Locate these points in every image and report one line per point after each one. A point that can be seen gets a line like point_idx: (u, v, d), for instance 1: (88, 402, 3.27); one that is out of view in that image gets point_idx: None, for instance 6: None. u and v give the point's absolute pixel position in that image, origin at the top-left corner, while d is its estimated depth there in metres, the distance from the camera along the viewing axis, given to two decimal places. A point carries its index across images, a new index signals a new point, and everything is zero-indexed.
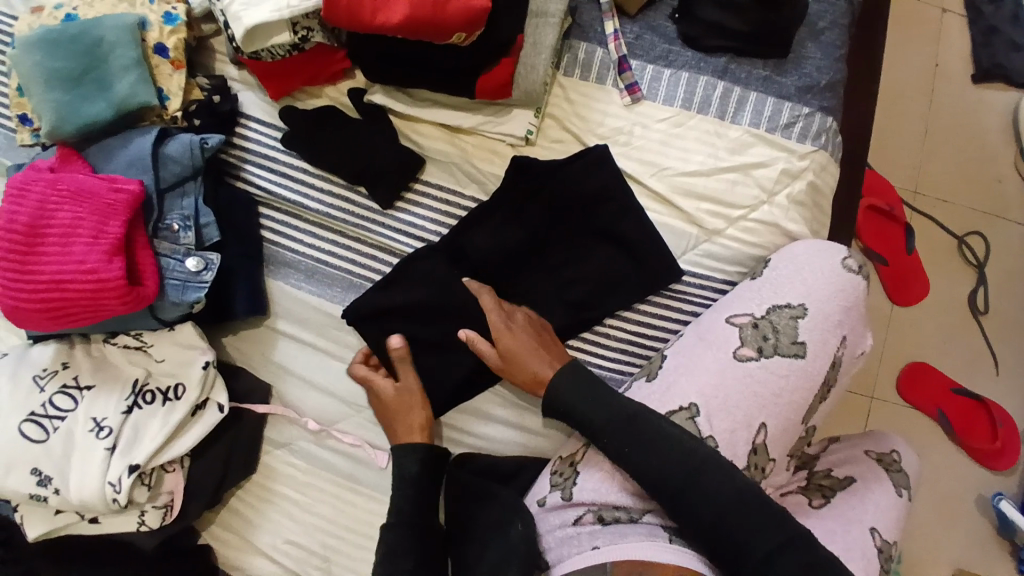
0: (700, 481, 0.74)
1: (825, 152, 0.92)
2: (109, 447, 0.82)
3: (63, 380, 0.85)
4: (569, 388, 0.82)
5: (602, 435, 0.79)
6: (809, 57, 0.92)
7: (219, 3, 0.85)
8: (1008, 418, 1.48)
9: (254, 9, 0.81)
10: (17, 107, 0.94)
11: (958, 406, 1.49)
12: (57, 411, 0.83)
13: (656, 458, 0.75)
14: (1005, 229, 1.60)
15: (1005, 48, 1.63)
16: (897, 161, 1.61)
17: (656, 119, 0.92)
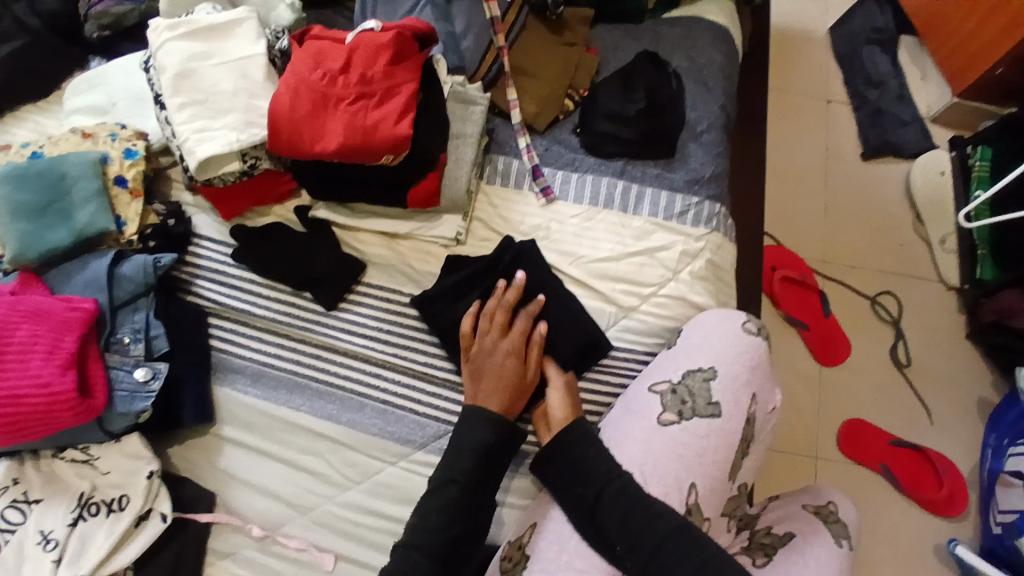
0: (680, 534, 0.81)
1: (718, 233, 1.05)
2: (56, 559, 0.84)
3: (12, 496, 0.87)
4: (573, 444, 0.89)
5: (600, 481, 0.86)
6: (693, 155, 1.09)
7: (175, 139, 0.95)
8: (949, 465, 1.55)
9: (206, 143, 0.92)
10: None
11: (899, 458, 1.56)
12: (6, 525, 0.85)
13: (644, 509, 0.83)
14: (911, 286, 1.76)
15: (891, 124, 1.87)
16: (803, 234, 1.80)
17: (569, 215, 1.05)
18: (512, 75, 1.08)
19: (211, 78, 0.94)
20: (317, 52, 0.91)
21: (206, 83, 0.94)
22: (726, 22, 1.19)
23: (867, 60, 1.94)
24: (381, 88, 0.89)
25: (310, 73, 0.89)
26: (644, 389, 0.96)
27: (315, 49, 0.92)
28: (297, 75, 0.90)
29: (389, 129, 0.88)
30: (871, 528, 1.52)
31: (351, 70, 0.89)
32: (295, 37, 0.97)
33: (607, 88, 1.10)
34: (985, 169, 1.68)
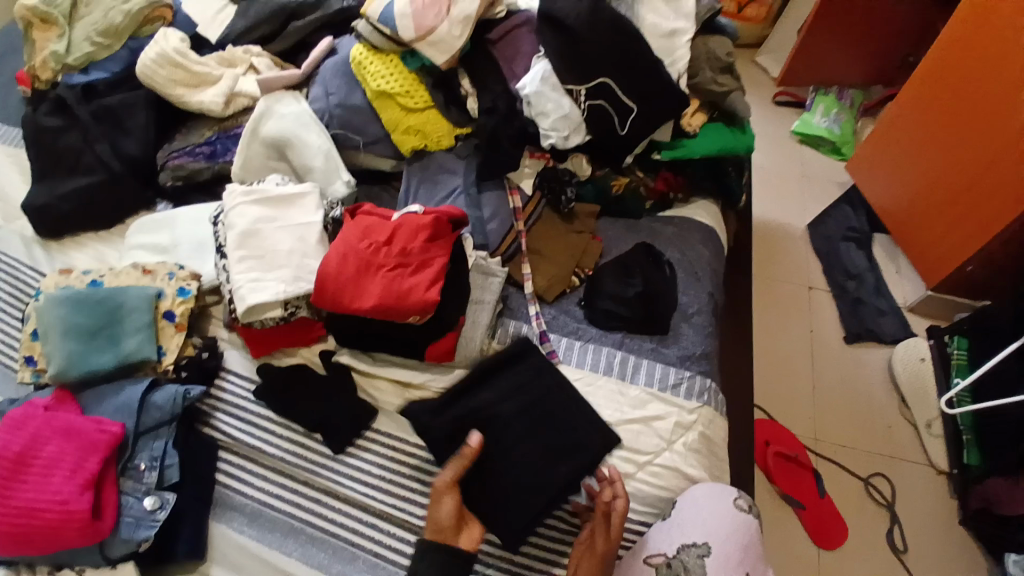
0: None
1: (710, 407, 1.14)
2: None
3: None
4: None
5: None
6: (685, 334, 1.21)
7: (229, 284, 1.08)
8: None
9: (258, 291, 1.04)
10: (28, 350, 1.09)
11: None
12: None
13: None
14: (904, 469, 1.79)
15: (871, 313, 2.04)
16: (794, 411, 1.87)
17: (571, 378, 1.14)
18: (527, 253, 1.23)
19: (273, 237, 1.10)
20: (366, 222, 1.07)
21: (268, 242, 1.09)
22: (713, 223, 1.38)
23: (845, 254, 2.16)
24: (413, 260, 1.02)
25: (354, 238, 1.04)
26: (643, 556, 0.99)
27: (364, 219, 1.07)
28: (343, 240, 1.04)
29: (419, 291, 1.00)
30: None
31: (394, 243, 1.05)
32: (347, 211, 1.15)
33: (609, 272, 1.25)
34: (963, 357, 1.81)
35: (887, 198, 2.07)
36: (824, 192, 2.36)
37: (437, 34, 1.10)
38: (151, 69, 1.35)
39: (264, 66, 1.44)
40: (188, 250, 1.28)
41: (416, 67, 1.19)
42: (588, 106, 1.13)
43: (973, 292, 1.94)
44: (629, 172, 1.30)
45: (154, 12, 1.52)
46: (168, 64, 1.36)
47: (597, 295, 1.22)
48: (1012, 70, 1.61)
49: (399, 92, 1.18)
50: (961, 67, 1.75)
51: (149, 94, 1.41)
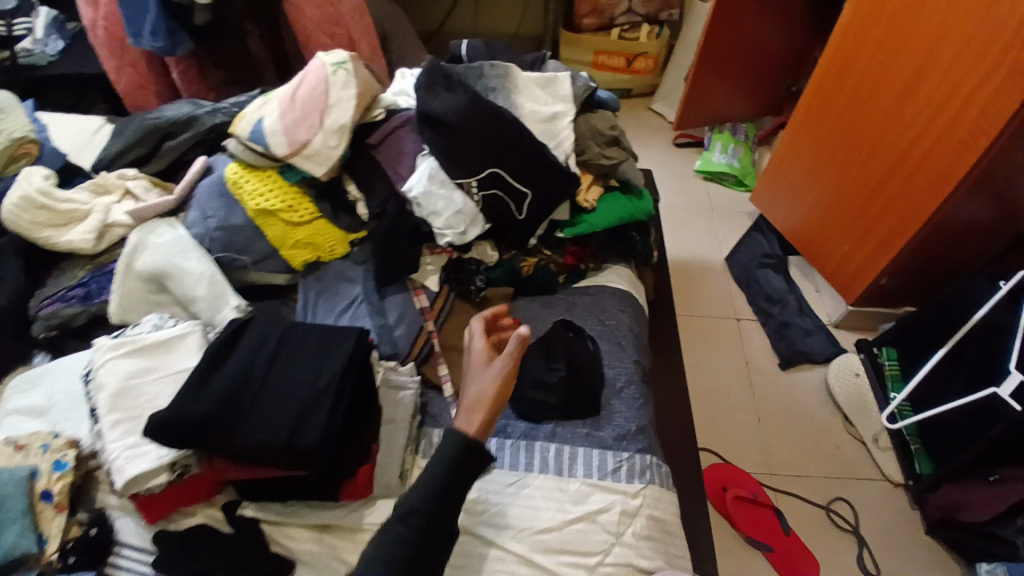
0: None
1: (654, 485, 1.10)
2: None
3: None
4: None
5: None
6: (617, 410, 1.17)
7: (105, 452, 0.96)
8: None
9: (136, 460, 0.93)
10: None
11: None
12: None
13: None
14: (860, 488, 1.77)
15: (800, 335, 2.07)
16: (745, 450, 1.83)
17: (505, 483, 1.07)
18: (442, 352, 1.16)
19: (153, 392, 1.00)
20: (254, 341, 0.97)
21: (145, 398, 0.99)
22: (629, 286, 1.36)
23: (765, 280, 2.20)
24: (304, 388, 0.92)
25: (240, 368, 0.93)
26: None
27: (251, 333, 0.98)
28: (224, 372, 0.93)
29: (317, 429, 0.88)
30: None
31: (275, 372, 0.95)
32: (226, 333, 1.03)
33: (531, 360, 1.19)
34: (895, 367, 1.87)
35: (795, 221, 2.15)
36: (735, 223, 2.43)
37: (311, 147, 1.06)
38: (13, 215, 1.22)
39: (142, 190, 1.34)
40: (69, 410, 1.13)
41: (296, 180, 1.15)
42: (481, 196, 1.11)
43: (889, 303, 2.01)
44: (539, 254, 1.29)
45: (20, 149, 1.40)
46: (32, 208, 1.24)
47: (519, 386, 1.16)
48: (886, 95, 1.72)
49: (281, 209, 1.12)
50: (843, 94, 1.86)
51: (19, 241, 1.30)
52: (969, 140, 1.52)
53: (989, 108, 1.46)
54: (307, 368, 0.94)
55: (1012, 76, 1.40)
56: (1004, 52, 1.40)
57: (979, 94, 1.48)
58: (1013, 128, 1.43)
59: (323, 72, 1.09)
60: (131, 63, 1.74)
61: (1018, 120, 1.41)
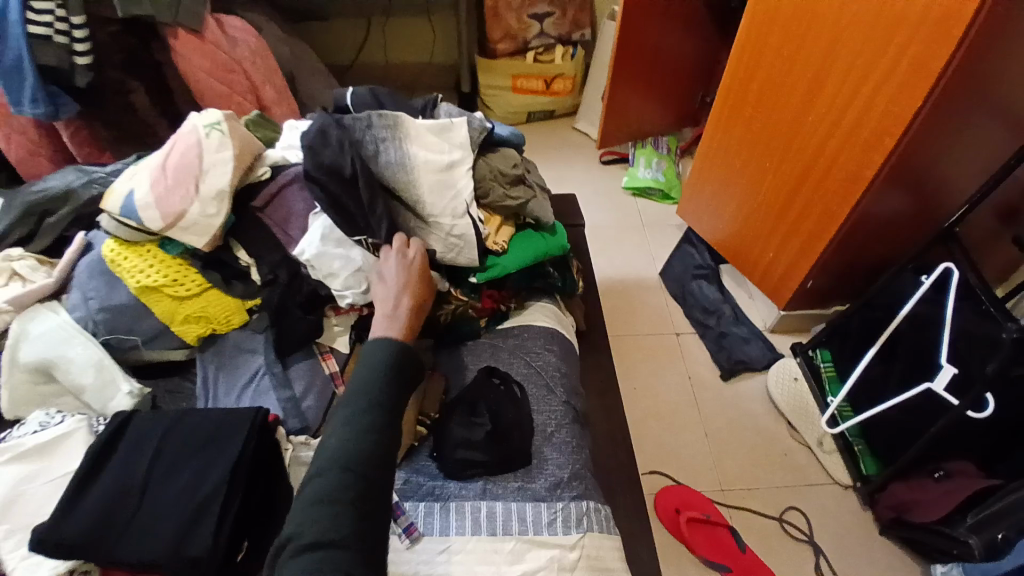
0: None
1: (591, 531, 1.06)
2: None
3: None
4: None
5: None
6: (549, 458, 1.13)
7: None
8: None
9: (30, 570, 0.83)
10: None
11: None
12: None
13: None
14: (810, 493, 1.79)
15: (736, 342, 2.09)
16: (696, 468, 1.82)
17: (438, 551, 1.00)
18: None
19: (37, 501, 0.89)
20: (134, 444, 0.89)
21: (31, 507, 0.88)
22: (555, 322, 1.33)
23: (699, 291, 2.23)
24: (192, 493, 0.83)
25: (118, 477, 0.85)
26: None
27: (130, 438, 0.89)
28: (102, 483, 0.85)
29: (208, 534, 0.81)
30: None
31: None
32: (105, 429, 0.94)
33: (454, 415, 1.14)
34: (831, 369, 1.92)
35: (721, 229, 2.19)
36: (667, 236, 2.45)
37: (187, 218, 1.00)
38: None
39: (28, 270, 1.17)
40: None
41: (177, 252, 1.06)
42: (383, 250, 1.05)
43: (819, 303, 2.05)
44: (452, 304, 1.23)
45: None
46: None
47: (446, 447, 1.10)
48: (791, 100, 1.75)
49: (164, 283, 1.04)
50: (752, 102, 1.89)
51: None
52: (876, 139, 1.55)
53: (890, 107, 1.49)
54: (194, 468, 0.86)
55: (909, 75, 1.43)
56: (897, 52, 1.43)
57: (878, 94, 1.51)
58: (914, 125, 1.46)
59: (195, 135, 1.03)
60: (17, 129, 1.59)
61: (920, 116, 1.45)
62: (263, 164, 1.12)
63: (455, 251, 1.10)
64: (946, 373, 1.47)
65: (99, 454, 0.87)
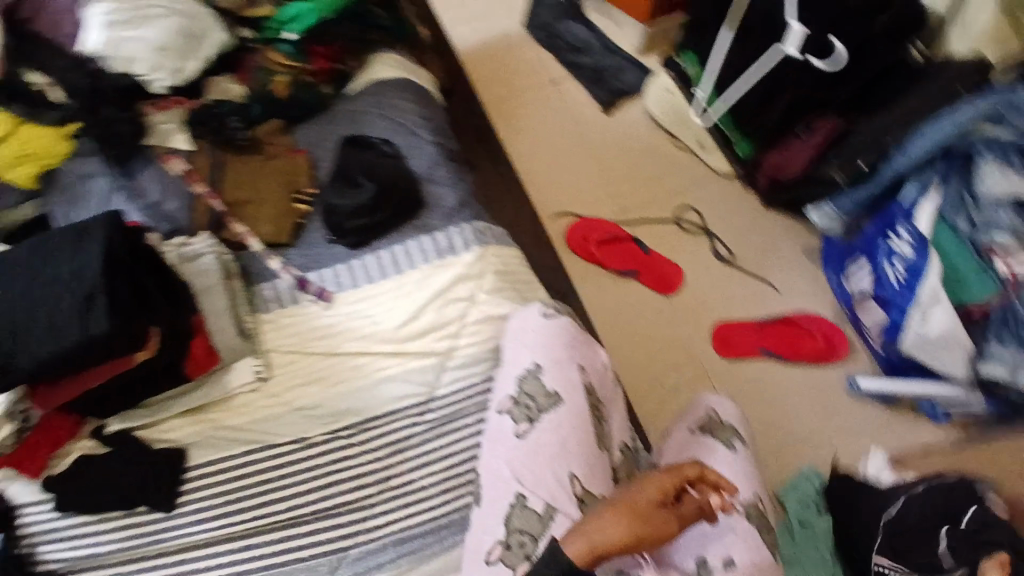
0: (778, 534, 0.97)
1: (483, 244, 1.15)
2: None
3: None
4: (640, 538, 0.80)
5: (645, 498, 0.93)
6: (412, 159, 1.19)
7: None
8: None
9: None
10: None
11: None
12: None
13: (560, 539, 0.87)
14: (702, 187, 1.92)
15: (613, 73, 2.12)
16: (594, 201, 1.90)
17: (352, 303, 1.08)
18: (230, 211, 1.07)
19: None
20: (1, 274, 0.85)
21: None
22: (402, 73, 1.28)
23: (566, 32, 2.18)
24: (53, 300, 0.82)
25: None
26: (562, 473, 0.91)
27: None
28: None
29: (105, 317, 0.81)
30: (768, 425, 1.53)
31: (51, 435, 0.93)
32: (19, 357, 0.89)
33: (329, 186, 1.14)
34: (697, 69, 2.01)
35: None
36: None
37: None
38: None
39: None
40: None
41: None
42: None
43: (671, 11, 2.09)
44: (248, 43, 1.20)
45: None
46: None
47: (338, 220, 1.11)
48: None
49: None
50: None
51: None
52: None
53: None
54: (68, 271, 0.83)
55: None
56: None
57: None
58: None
59: None
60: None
61: None
62: (148, 85, 1.08)
63: (371, 67, 1.27)
64: (798, 33, 1.59)
65: None
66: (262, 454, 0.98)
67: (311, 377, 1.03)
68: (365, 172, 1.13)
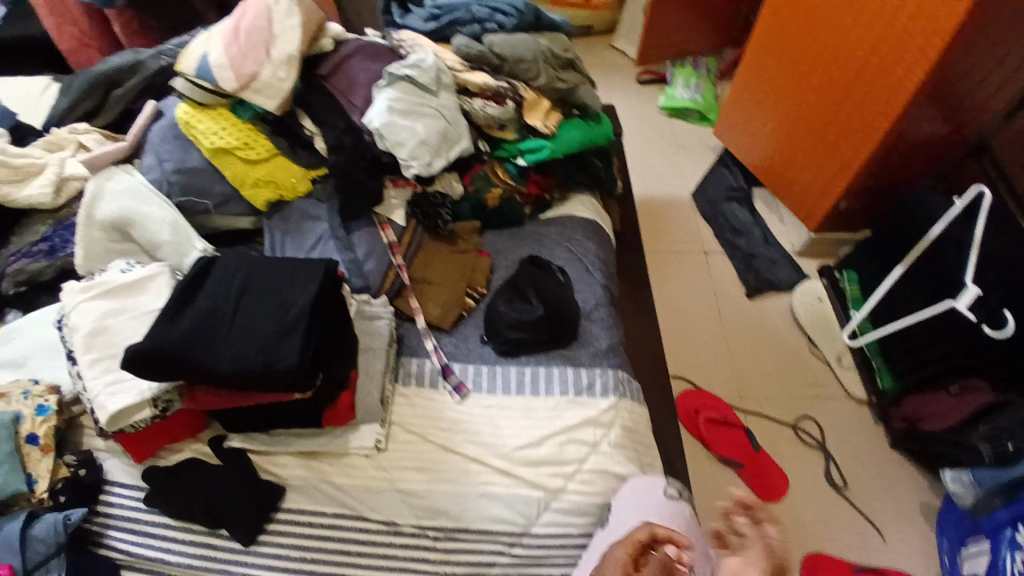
0: None
1: (625, 398, 1.14)
2: None
3: None
4: None
5: None
6: (581, 293, 1.25)
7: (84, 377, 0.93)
8: None
9: (118, 395, 0.91)
10: (24, 429, 0.94)
11: None
12: None
13: None
14: (825, 405, 1.88)
15: (765, 264, 2.15)
16: (715, 378, 1.90)
17: (485, 405, 1.10)
18: (414, 287, 1.18)
19: (127, 331, 0.96)
20: (222, 278, 0.94)
21: (123, 337, 0.95)
22: (594, 215, 1.39)
23: (730, 213, 2.25)
24: (261, 317, 0.89)
25: (210, 300, 0.91)
26: None
27: (217, 274, 0.94)
28: (186, 319, 0.88)
29: (295, 350, 0.86)
30: None
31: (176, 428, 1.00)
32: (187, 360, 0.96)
33: (502, 293, 1.21)
34: (856, 290, 1.98)
35: (754, 152, 2.18)
36: (701, 160, 2.44)
37: (260, 80, 1.06)
38: None
39: (95, 143, 1.26)
40: (52, 365, 1.06)
41: (249, 117, 1.13)
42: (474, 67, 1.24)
43: (847, 227, 2.07)
44: (483, 155, 1.26)
45: None
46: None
47: (499, 327, 1.16)
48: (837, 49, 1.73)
49: (237, 146, 1.10)
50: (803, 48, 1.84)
51: None
52: (915, 56, 1.52)
53: (927, 28, 1.48)
54: (277, 299, 0.91)
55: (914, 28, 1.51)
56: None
57: (917, 15, 1.50)
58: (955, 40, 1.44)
59: (266, 3, 1.10)
60: (71, 19, 1.66)
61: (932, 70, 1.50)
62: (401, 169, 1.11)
63: (570, 207, 1.38)
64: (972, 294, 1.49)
65: (188, 289, 0.92)
66: (354, 523, 0.99)
67: (420, 464, 1.03)
68: (541, 288, 1.20)
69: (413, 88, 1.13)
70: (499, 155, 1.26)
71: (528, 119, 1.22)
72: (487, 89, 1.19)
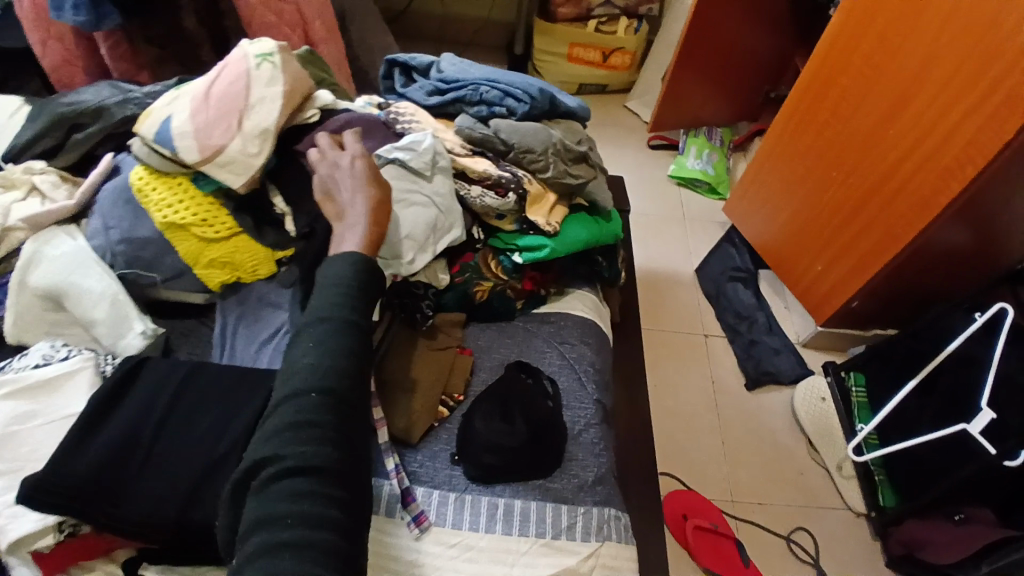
0: None
1: (610, 542, 0.99)
2: None
3: None
4: None
5: None
6: (568, 409, 1.11)
7: None
8: None
9: (20, 516, 0.76)
10: None
11: None
12: None
13: None
14: (825, 519, 1.72)
15: (767, 354, 1.98)
16: (708, 479, 1.75)
17: (447, 544, 0.94)
18: (379, 390, 1.04)
19: (34, 440, 0.82)
20: (153, 384, 0.85)
21: (27, 448, 0.82)
22: (592, 313, 1.26)
23: (734, 295, 2.10)
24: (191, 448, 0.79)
25: (128, 420, 0.80)
26: None
27: (149, 372, 0.86)
28: (94, 445, 0.78)
29: (213, 506, 0.76)
30: None
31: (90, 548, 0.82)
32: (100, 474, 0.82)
33: (478, 404, 1.07)
34: (863, 396, 1.80)
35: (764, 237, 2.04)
36: (707, 234, 2.32)
37: (227, 153, 0.94)
38: None
39: (50, 185, 1.10)
40: None
41: (211, 189, 0.99)
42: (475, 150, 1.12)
43: (858, 325, 1.92)
44: (476, 242, 1.14)
45: None
46: None
47: (472, 447, 1.01)
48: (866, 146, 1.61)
49: (193, 222, 0.98)
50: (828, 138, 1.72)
51: None
52: (947, 175, 1.42)
53: (963, 148, 1.38)
54: (209, 423, 0.81)
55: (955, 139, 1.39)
56: (989, 84, 1.30)
57: (952, 134, 1.40)
58: (993, 166, 1.33)
59: (245, 65, 0.98)
60: (59, 34, 1.40)
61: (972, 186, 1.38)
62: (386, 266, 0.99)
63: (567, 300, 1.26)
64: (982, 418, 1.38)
65: (100, 410, 0.81)
66: None
67: None
68: (521, 407, 1.05)
69: (403, 172, 1.01)
70: (493, 245, 1.14)
71: (529, 213, 1.11)
72: (487, 178, 1.08)
